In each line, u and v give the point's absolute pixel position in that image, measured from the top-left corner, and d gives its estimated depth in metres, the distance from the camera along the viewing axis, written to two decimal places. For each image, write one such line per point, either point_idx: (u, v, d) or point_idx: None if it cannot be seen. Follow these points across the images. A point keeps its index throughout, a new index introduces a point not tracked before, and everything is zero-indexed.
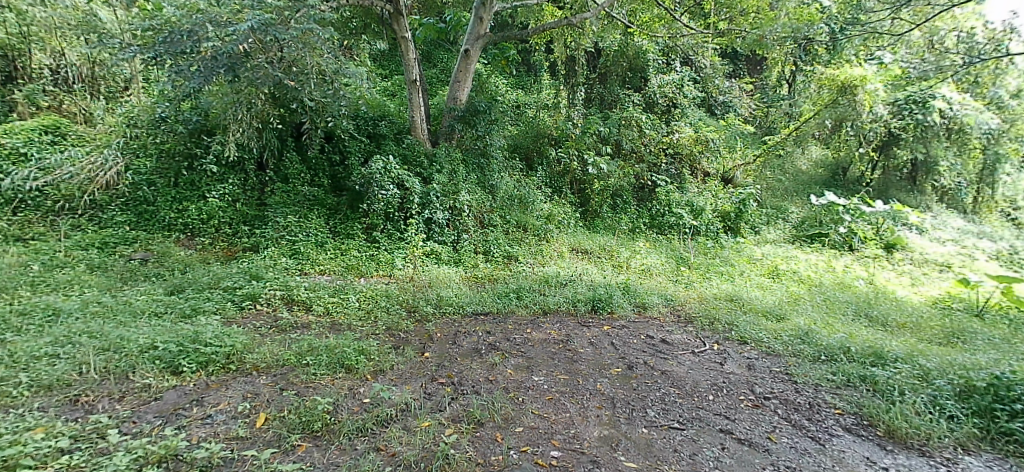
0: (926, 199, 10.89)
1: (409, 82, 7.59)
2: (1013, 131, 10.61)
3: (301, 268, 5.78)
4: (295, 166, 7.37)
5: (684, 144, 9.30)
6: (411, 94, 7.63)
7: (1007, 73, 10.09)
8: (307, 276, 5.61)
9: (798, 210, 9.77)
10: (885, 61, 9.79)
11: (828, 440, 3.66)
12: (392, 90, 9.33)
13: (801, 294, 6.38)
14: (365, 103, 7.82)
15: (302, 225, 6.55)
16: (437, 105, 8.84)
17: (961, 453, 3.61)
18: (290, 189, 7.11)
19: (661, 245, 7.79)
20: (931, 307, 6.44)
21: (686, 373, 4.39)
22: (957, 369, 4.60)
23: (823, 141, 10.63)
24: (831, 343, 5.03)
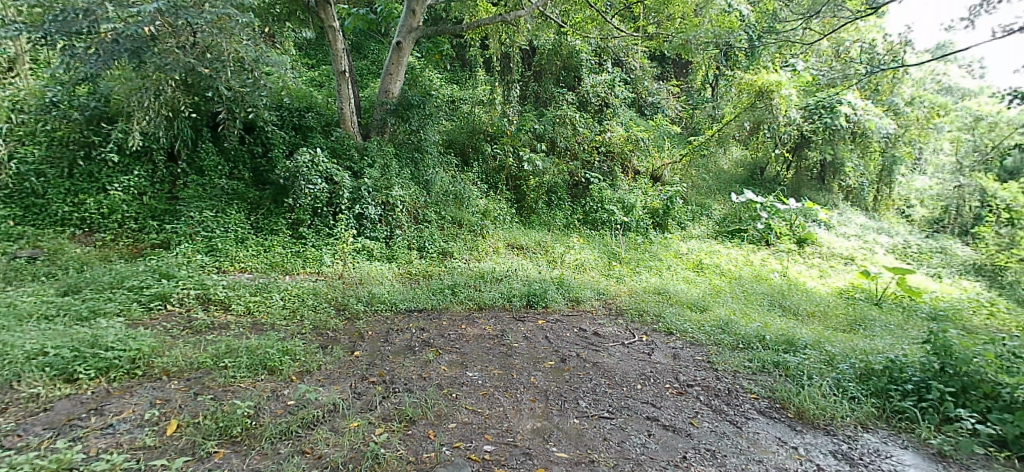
0: (833, 197, 11.81)
1: (337, 73, 7.35)
2: (907, 136, 11.69)
3: (218, 265, 5.49)
4: (211, 158, 6.95)
5: (616, 143, 9.55)
6: (340, 85, 7.39)
7: (902, 83, 11.12)
8: (224, 274, 5.33)
9: (721, 207, 10.31)
10: (798, 68, 10.57)
11: (745, 423, 3.91)
12: (319, 81, 9.00)
13: (722, 287, 6.76)
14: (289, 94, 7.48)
15: (219, 220, 6.20)
16: (368, 98, 8.61)
17: (860, 431, 3.95)
18: (206, 182, 6.71)
19: (594, 240, 8.00)
20: (837, 297, 7.01)
21: (616, 364, 4.55)
22: (857, 354, 5.04)
23: (743, 143, 11.26)
24: (749, 332, 5.37)
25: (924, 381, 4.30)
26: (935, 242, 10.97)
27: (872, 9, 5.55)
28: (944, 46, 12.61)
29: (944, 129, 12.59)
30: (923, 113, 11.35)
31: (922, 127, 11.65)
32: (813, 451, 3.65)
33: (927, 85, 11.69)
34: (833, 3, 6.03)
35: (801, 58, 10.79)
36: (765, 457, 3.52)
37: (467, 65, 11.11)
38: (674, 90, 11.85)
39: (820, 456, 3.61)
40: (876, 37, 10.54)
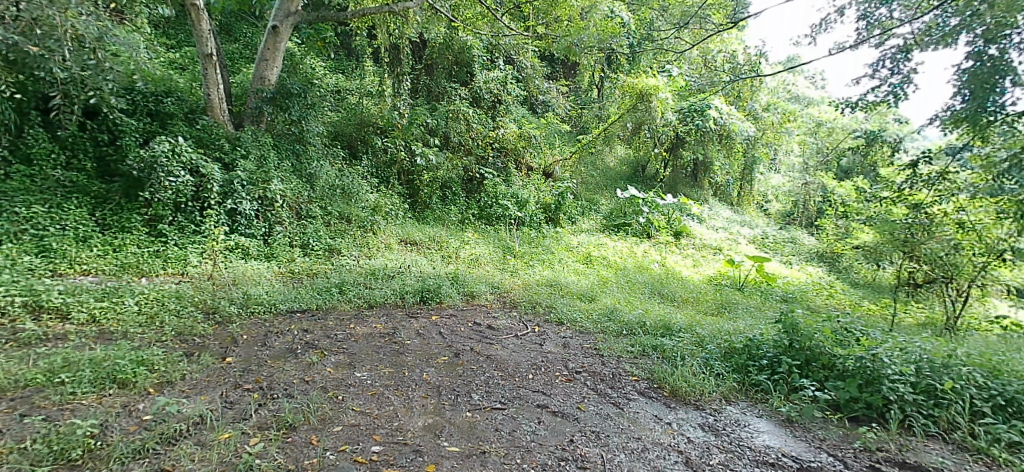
0: (704, 193, 12.99)
1: (203, 56, 6.75)
2: (764, 138, 13.03)
3: (54, 268, 4.82)
4: (42, 145, 6.04)
5: (509, 140, 9.69)
6: (206, 69, 6.79)
7: (760, 91, 12.48)
8: (60, 278, 4.70)
9: (608, 202, 10.88)
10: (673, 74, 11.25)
11: (627, 403, 4.20)
12: (182, 64, 8.19)
13: (609, 277, 7.17)
14: (141, 78, 6.71)
15: (54, 216, 5.44)
16: (240, 83, 7.96)
17: (724, 404, 4.40)
18: (36, 173, 5.83)
19: (489, 235, 8.11)
20: (707, 284, 7.73)
21: (509, 356, 4.67)
22: (723, 334, 5.62)
23: (627, 141, 11.97)
24: (631, 319, 5.76)
25: (777, 356, 4.90)
26: (787, 233, 12.45)
27: (732, 23, 6.18)
28: (793, 59, 14.29)
29: (795, 133, 14.26)
30: (776, 118, 12.80)
31: (777, 131, 13.08)
32: (684, 425, 4.00)
33: (779, 93, 13.10)
34: (699, 15, 6.59)
35: (674, 64, 11.43)
36: (643, 434, 3.80)
37: (354, 54, 10.64)
38: (563, 89, 12.19)
39: (690, 429, 3.97)
40: (738, 48, 11.60)
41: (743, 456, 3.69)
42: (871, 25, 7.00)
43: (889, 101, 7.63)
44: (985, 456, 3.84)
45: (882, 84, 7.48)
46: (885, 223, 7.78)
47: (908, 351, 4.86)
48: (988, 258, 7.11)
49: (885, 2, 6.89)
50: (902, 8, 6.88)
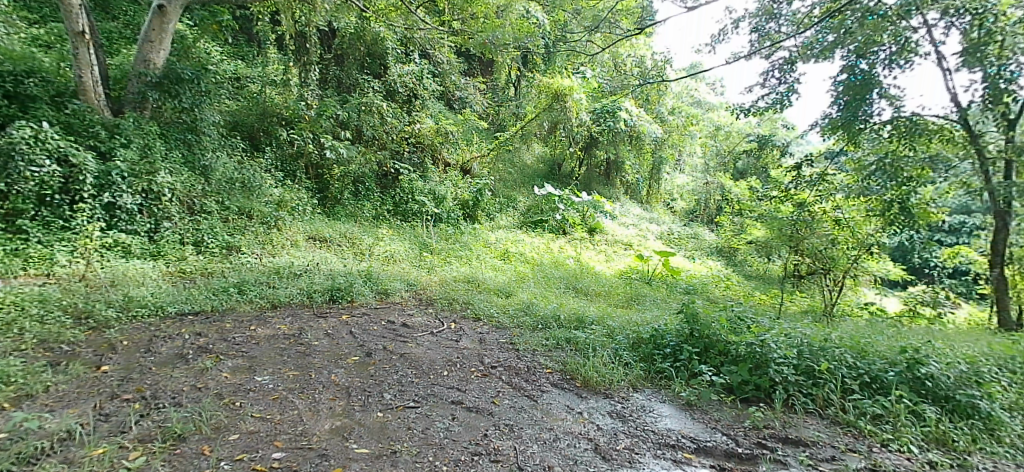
0: (617, 191, 13.53)
1: (72, 33, 6.12)
2: (670, 140, 13.70)
3: None
4: None
5: (426, 135, 9.53)
6: (76, 48, 6.15)
7: (665, 96, 13.40)
8: None
9: (525, 199, 11.04)
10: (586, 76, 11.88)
11: (540, 395, 4.32)
12: (48, 41, 7.32)
13: (526, 273, 7.30)
14: None
15: None
16: (120, 64, 7.24)
17: (631, 391, 4.64)
18: None
19: (405, 232, 7.99)
20: (619, 278, 8.09)
21: (423, 353, 4.62)
22: (631, 325, 5.91)
23: (543, 140, 12.19)
24: (546, 313, 5.92)
25: (679, 345, 5.25)
26: (691, 229, 13.29)
27: (639, 29, 6.54)
28: (696, 66, 15.22)
29: (697, 135, 15.20)
30: (681, 121, 13.61)
31: (682, 133, 13.89)
32: (594, 414, 4.16)
33: (683, 98, 14.24)
34: (608, 21, 6.88)
35: (588, 67, 12.11)
36: (555, 424, 3.91)
37: (256, 40, 9.98)
38: (481, 86, 12.10)
39: (599, 416, 4.14)
40: (646, 53, 12.12)
41: (647, 439, 3.90)
42: (762, 38, 7.72)
43: (777, 108, 8.37)
44: (854, 428, 4.33)
45: (771, 91, 8.18)
46: (773, 220, 8.27)
47: (791, 336, 5.35)
48: (859, 251, 7.89)
49: (774, 17, 7.56)
50: (789, 23, 7.58)
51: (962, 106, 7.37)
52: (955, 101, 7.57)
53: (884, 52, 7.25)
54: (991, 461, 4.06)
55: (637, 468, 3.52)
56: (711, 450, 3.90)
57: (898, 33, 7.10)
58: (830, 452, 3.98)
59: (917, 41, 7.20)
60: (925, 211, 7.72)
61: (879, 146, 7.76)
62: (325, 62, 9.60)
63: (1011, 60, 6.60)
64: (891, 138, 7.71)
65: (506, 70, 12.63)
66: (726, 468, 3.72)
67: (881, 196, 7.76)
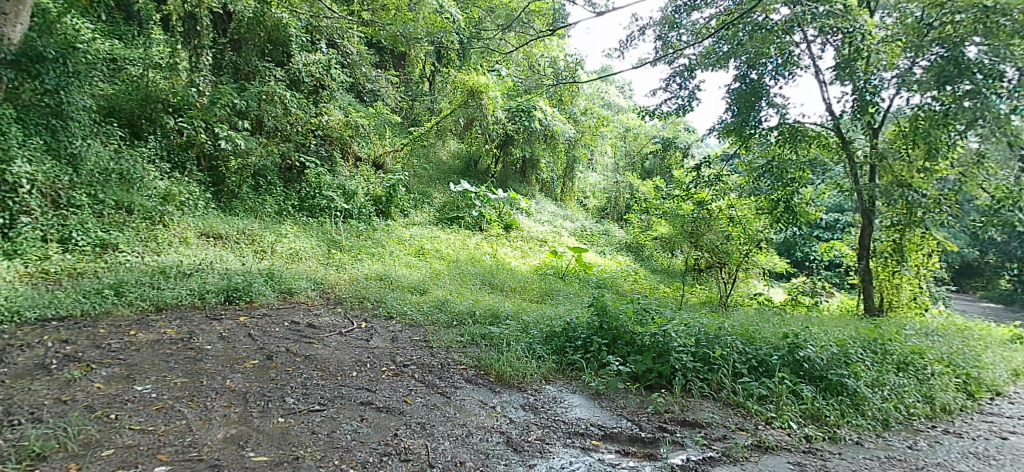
0: (532, 189, 13.62)
1: None
2: (582, 140, 14.18)
3: None
4: None
5: (335, 128, 9.19)
6: None
7: (577, 96, 13.82)
8: None
9: (440, 195, 10.94)
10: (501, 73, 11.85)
11: (453, 392, 4.33)
12: None
13: (441, 270, 7.24)
14: None
15: None
16: None
17: (544, 384, 4.76)
18: None
19: (312, 228, 7.68)
20: (534, 273, 8.26)
21: (331, 354, 4.47)
22: (545, 319, 6.06)
23: (459, 136, 12.12)
24: (461, 309, 5.93)
25: (589, 337, 5.46)
26: (602, 226, 13.83)
27: (551, 30, 6.70)
28: (606, 70, 15.81)
29: (608, 136, 15.81)
30: (592, 122, 14.10)
31: (593, 134, 14.38)
32: (507, 408, 4.22)
33: (596, 100, 14.59)
34: (520, 21, 6.94)
35: (503, 65, 12.12)
36: (468, 420, 3.93)
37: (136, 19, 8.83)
38: (393, 79, 11.74)
39: (512, 410, 4.21)
40: (559, 55, 12.38)
41: (557, 429, 4.02)
42: (665, 46, 8.30)
43: (680, 112, 8.92)
44: (743, 409, 4.71)
45: (675, 96, 8.72)
46: (677, 217, 9.11)
47: (691, 326, 5.73)
48: (749, 246, 8.69)
49: (675, 27, 8.12)
50: (689, 32, 8.12)
51: (837, 116, 8.20)
52: (829, 111, 8.44)
53: (772, 65, 7.96)
54: (856, 432, 4.60)
55: (547, 458, 3.61)
56: (616, 436, 4.07)
57: (784, 46, 7.77)
58: (722, 431, 4.31)
59: (799, 55, 7.93)
60: (805, 211, 8.54)
61: (767, 149, 8.41)
62: (217, 47, 8.66)
63: (875, 76, 7.49)
64: (778, 142, 8.39)
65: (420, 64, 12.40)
66: (630, 452, 3.91)
67: (768, 195, 8.51)
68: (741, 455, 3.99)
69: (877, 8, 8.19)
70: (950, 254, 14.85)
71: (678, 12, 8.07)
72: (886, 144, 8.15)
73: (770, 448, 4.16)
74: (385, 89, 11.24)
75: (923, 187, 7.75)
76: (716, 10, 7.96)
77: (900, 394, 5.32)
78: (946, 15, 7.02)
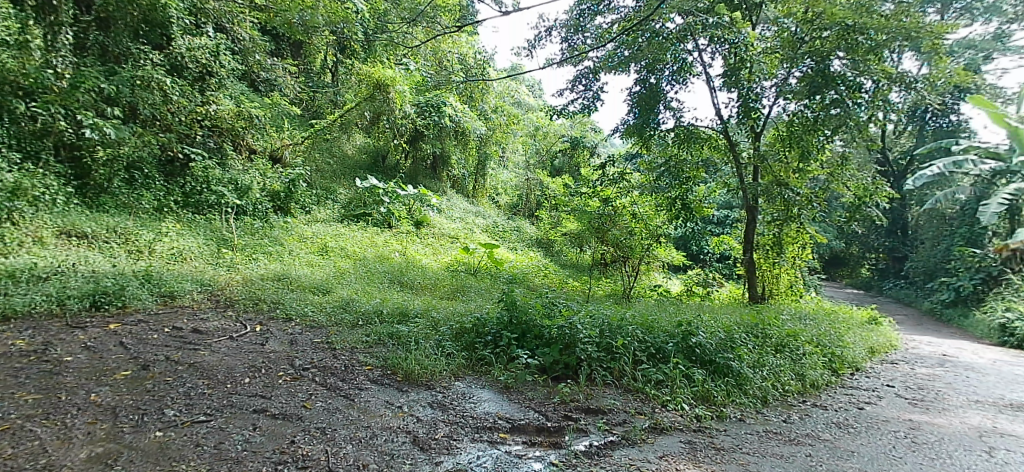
0: (443, 185, 13.59)
1: None
2: (493, 137, 14.28)
3: None
4: None
5: (225, 118, 8.52)
6: None
7: (488, 94, 13.88)
8: None
9: (345, 191, 10.57)
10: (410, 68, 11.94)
11: (358, 394, 4.21)
12: None
13: (347, 268, 7.00)
14: None
15: None
16: None
17: (453, 381, 4.76)
18: None
19: (199, 226, 7.15)
20: (446, 270, 8.21)
21: (219, 361, 4.21)
22: (455, 316, 6.06)
23: (365, 130, 11.76)
24: (368, 309, 5.78)
25: (499, 332, 5.53)
26: (514, 223, 14.04)
27: (458, 27, 6.65)
28: (516, 68, 15.99)
29: (518, 134, 16.04)
30: (503, 119, 14.22)
31: (504, 131, 14.52)
32: (414, 406, 4.18)
33: (506, 98, 14.72)
34: (424, 16, 6.85)
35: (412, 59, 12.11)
36: (372, 422, 3.84)
37: None
38: (292, 69, 11.10)
39: (419, 408, 4.16)
40: (468, 51, 12.33)
41: (465, 425, 4.03)
42: (571, 48, 8.62)
43: (586, 112, 9.25)
44: (642, 394, 4.99)
45: (580, 96, 9.02)
46: (584, 214, 9.43)
47: (596, 318, 5.97)
48: (650, 240, 9.23)
49: (579, 30, 8.44)
50: (593, 35, 8.43)
51: (724, 120, 8.84)
52: (719, 115, 9.11)
53: (667, 70, 8.57)
54: (739, 410, 5.02)
55: (454, 454, 3.61)
56: (523, 428, 4.15)
57: (677, 53, 8.33)
58: (622, 416, 4.53)
59: (692, 63, 8.54)
60: (699, 207, 9.21)
61: (666, 150, 9.07)
62: (79, 26, 7.54)
63: (756, 84, 8.23)
64: (675, 144, 9.01)
65: (321, 54, 11.88)
66: (536, 442, 4.00)
67: (667, 193, 9.06)
68: (638, 438, 4.22)
69: (760, 21, 8.93)
70: (820, 245, 16.63)
71: (582, 15, 8.35)
72: (767, 146, 8.93)
73: (665, 428, 4.44)
74: (282, 78, 10.61)
75: (797, 186, 8.59)
76: (618, 16, 8.33)
77: (777, 373, 5.88)
78: (816, 31, 7.79)
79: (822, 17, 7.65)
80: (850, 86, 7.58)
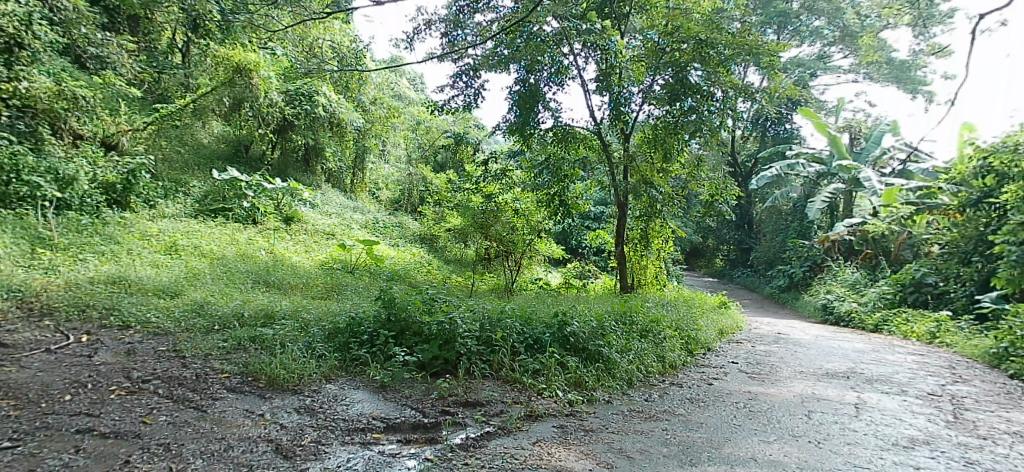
0: (317, 179, 13.01)
1: None
2: (372, 130, 13.87)
3: None
4: None
5: (42, 98, 7.41)
6: None
7: (366, 85, 13.46)
8: None
9: (200, 184, 9.70)
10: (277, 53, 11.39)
11: (211, 404, 3.89)
12: None
13: (200, 268, 6.42)
14: None
15: None
16: None
17: (323, 383, 4.55)
18: None
19: (5, 223, 6.14)
20: (319, 268, 7.82)
21: (30, 379, 3.77)
22: (327, 316, 5.80)
23: (223, 118, 10.82)
24: (225, 312, 5.35)
25: (376, 330, 5.39)
26: (396, 218, 13.79)
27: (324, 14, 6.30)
28: (395, 60, 15.65)
29: (398, 127, 15.76)
30: (383, 112, 13.86)
31: (384, 124, 14.15)
32: (278, 413, 3.94)
33: (385, 90, 14.34)
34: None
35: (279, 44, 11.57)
36: (228, 433, 3.57)
37: None
38: (131, 45, 9.79)
39: (284, 415, 3.93)
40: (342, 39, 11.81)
41: (335, 428, 3.87)
42: (451, 44, 8.55)
43: (467, 109, 9.31)
44: (519, 383, 5.14)
45: (462, 93, 9.05)
46: (467, 209, 9.47)
47: (475, 312, 6.03)
48: (532, 235, 9.68)
49: (460, 26, 8.43)
50: (474, 33, 8.51)
51: (597, 122, 9.27)
52: (593, 117, 9.57)
53: (545, 72, 8.84)
54: (608, 393, 5.37)
55: (322, 459, 3.45)
56: (399, 426, 4.08)
57: (555, 57, 8.66)
58: (498, 407, 4.64)
59: (568, 66, 8.91)
60: (576, 204, 9.69)
61: (546, 148, 9.35)
62: None
63: (626, 88, 8.77)
64: (554, 142, 9.31)
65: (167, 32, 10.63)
66: (411, 440, 3.95)
67: (547, 189, 9.42)
68: (513, 426, 4.34)
69: (628, 31, 9.52)
70: (682, 239, 18.27)
71: (462, 13, 8.42)
72: (636, 147, 9.57)
73: (540, 415, 4.61)
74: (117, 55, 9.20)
75: (660, 185, 9.35)
76: (497, 15, 8.48)
77: (641, 356, 6.37)
78: (675, 43, 8.49)
79: (679, 31, 8.37)
80: (704, 95, 8.36)
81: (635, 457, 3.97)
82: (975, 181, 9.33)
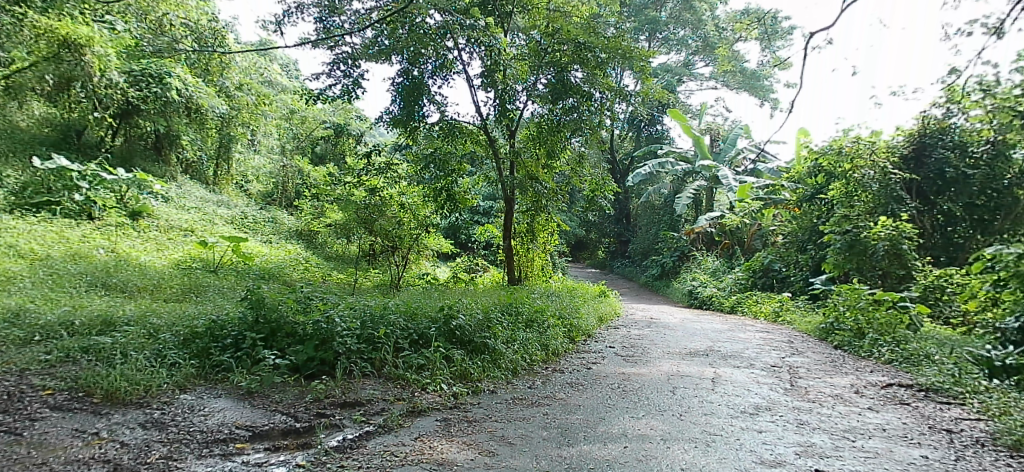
0: (170, 169, 12.32)
1: None
2: (239, 118, 12.84)
3: None
4: None
5: None
6: None
7: (230, 69, 12.24)
8: None
9: (18, 173, 8.35)
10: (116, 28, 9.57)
11: (28, 426, 3.38)
12: None
13: (17, 272, 5.55)
14: None
15: None
16: None
17: (177, 393, 4.15)
18: None
19: None
20: (173, 269, 7.07)
21: None
22: (181, 321, 5.27)
23: (46, 99, 9.50)
24: (50, 321, 4.68)
25: (241, 333, 5.01)
26: (269, 214, 12.90)
27: None
28: (265, 44, 14.58)
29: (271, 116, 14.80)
30: (251, 99, 12.74)
31: (252, 112, 13.05)
32: (118, 430, 3.51)
33: (251, 75, 13.27)
34: None
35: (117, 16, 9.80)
36: (50, 457, 3.12)
37: None
38: None
39: (125, 431, 3.51)
40: (198, 17, 10.68)
41: (190, 442, 3.54)
42: (325, 29, 8.14)
43: (345, 98, 8.91)
44: (403, 380, 5.05)
45: (338, 80, 8.66)
46: (347, 205, 8.82)
47: (355, 310, 5.81)
48: (418, 229, 9.51)
49: (337, 12, 8.04)
50: (350, 20, 8.18)
51: (484, 118, 9.28)
52: (479, 112, 9.59)
53: (429, 64, 8.67)
54: (493, 383, 5.46)
55: None
56: (266, 433, 3.83)
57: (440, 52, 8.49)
58: (380, 405, 4.52)
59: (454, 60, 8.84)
60: (462, 198, 9.71)
61: (430, 142, 9.26)
62: None
63: (510, 85, 8.62)
64: (439, 136, 9.24)
65: None
66: (281, 446, 3.71)
67: (433, 184, 9.38)
68: (395, 423, 4.25)
69: (511, 29, 9.41)
70: (567, 232, 19.11)
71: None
72: (521, 143, 9.76)
73: (423, 410, 4.57)
74: None
75: (545, 181, 9.64)
76: (378, 3, 8.20)
77: (526, 346, 6.55)
78: (556, 44, 8.81)
79: (559, 32, 8.71)
80: (583, 95, 8.75)
81: (516, 443, 4.07)
82: (809, 179, 10.68)
